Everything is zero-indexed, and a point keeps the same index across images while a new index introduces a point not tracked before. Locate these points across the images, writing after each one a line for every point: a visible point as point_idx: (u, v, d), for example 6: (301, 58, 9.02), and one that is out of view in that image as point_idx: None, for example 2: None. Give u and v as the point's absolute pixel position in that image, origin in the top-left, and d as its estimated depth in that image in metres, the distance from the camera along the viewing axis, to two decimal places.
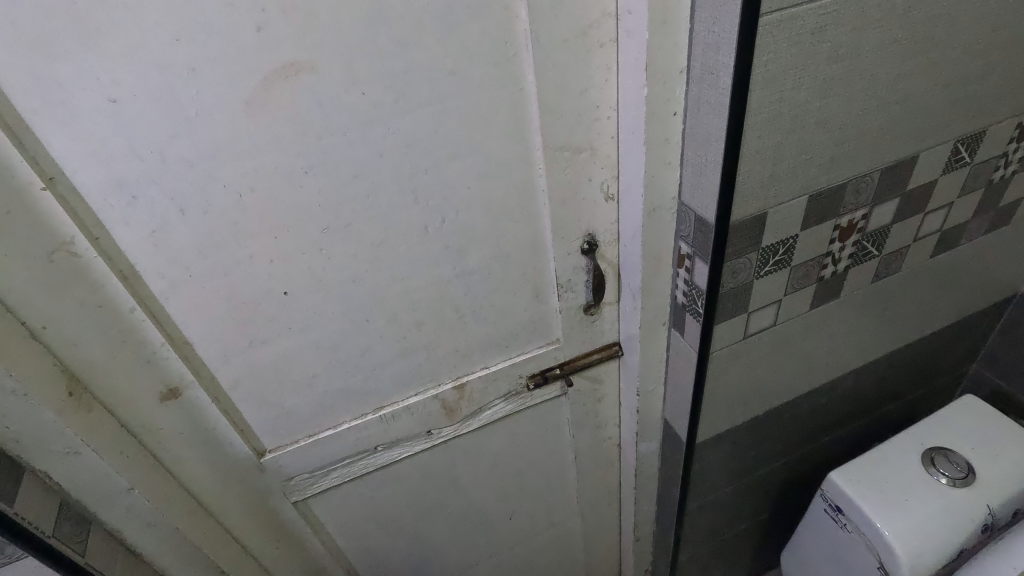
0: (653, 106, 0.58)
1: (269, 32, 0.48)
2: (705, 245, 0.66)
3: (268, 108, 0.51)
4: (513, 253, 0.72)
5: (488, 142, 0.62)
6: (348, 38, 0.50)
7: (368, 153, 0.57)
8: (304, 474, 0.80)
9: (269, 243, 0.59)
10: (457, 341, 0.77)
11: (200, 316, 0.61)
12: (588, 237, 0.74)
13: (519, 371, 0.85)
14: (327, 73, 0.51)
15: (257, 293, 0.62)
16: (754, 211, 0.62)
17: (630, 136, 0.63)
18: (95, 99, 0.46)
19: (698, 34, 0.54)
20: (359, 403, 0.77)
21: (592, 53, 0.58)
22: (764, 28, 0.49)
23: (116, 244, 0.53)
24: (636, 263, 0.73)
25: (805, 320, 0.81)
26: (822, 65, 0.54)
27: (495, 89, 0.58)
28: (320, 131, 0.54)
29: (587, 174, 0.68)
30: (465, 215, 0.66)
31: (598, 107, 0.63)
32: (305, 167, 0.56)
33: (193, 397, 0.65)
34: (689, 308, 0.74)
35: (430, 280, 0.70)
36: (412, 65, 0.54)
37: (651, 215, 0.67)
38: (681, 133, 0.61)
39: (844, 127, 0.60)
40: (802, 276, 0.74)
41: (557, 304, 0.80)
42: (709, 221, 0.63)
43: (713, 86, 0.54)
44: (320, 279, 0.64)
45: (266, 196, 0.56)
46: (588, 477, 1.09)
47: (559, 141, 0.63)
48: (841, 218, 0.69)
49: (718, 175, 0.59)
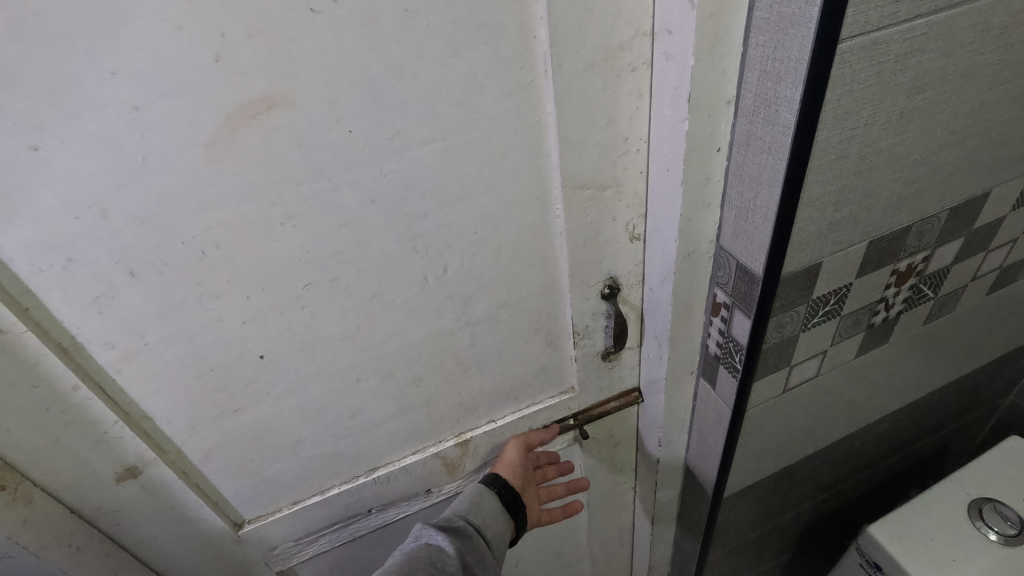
0: (695, 142, 0.49)
1: (232, 62, 0.38)
2: (746, 297, 0.57)
3: (233, 149, 0.42)
4: (524, 299, 0.63)
5: (498, 181, 0.53)
6: (333, 66, 0.41)
7: (358, 197, 0.48)
8: (289, 542, 0.71)
9: (241, 302, 0.50)
10: (461, 395, 0.69)
11: (161, 385, 0.52)
12: (609, 281, 0.65)
13: (529, 423, 0.76)
14: (306, 109, 0.42)
15: (229, 358, 0.53)
16: (808, 261, 0.54)
17: (663, 173, 0.54)
18: (14, 149, 0.37)
19: (754, 59, 0.45)
20: (350, 465, 0.68)
21: (622, 78, 0.49)
22: (841, 56, 0.40)
23: (52, 315, 0.44)
24: (664, 311, 0.64)
25: (849, 370, 0.73)
26: (902, 97, 0.45)
27: (508, 122, 0.49)
28: (300, 175, 0.45)
29: (612, 213, 0.59)
30: (472, 262, 0.57)
31: (627, 140, 0.54)
32: (282, 217, 0.47)
33: (155, 475, 0.56)
34: (724, 361, 0.66)
35: (430, 333, 0.61)
36: (410, 97, 0.45)
37: (685, 261, 0.58)
38: (725, 171, 0.52)
39: (916, 166, 0.51)
40: (851, 324, 0.65)
41: (573, 351, 0.71)
42: (754, 271, 0.55)
43: (770, 121, 0.46)
44: (302, 338, 0.55)
45: (234, 252, 0.47)
46: (602, 523, 1.00)
47: (581, 178, 0.54)
48: (900, 262, 0.61)
49: (770, 223, 0.50)
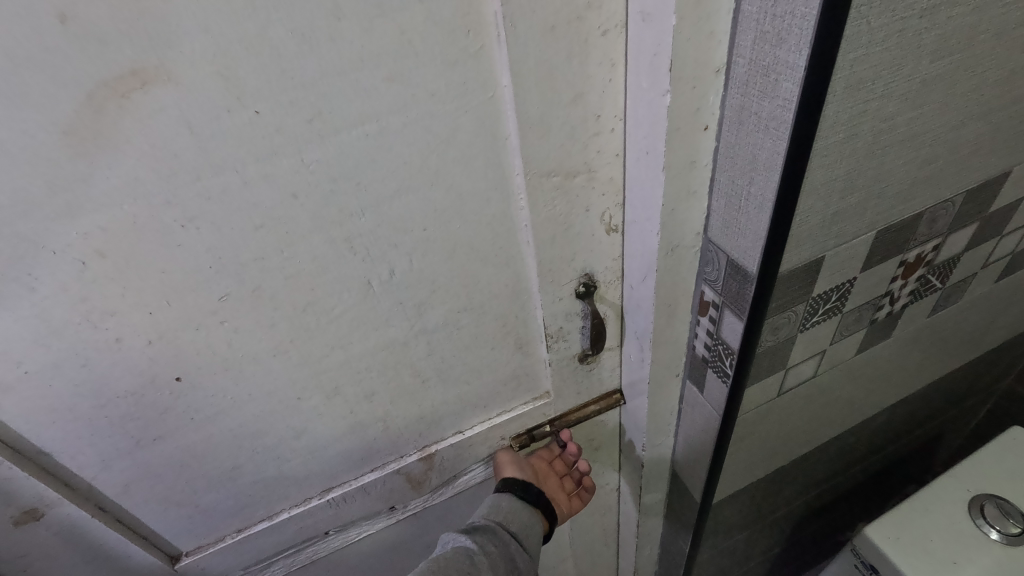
0: (678, 120, 0.42)
1: (84, 25, 0.30)
2: (737, 296, 0.50)
3: (105, 139, 0.34)
4: (487, 301, 0.56)
5: (448, 169, 0.45)
6: (223, 31, 0.33)
7: (276, 193, 0.40)
8: (238, 571, 0.65)
9: (142, 319, 0.42)
10: (421, 408, 0.61)
11: (56, 417, 0.44)
12: (585, 278, 0.57)
13: (501, 433, 0.69)
14: (195, 86, 0.34)
15: (136, 382, 0.45)
16: (809, 257, 0.47)
17: (642, 157, 0.46)
18: None
19: (748, 17, 0.37)
20: (300, 488, 0.61)
21: (590, 44, 0.41)
22: (856, 9, 0.32)
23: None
24: (645, 312, 0.57)
25: (848, 368, 0.67)
26: (924, 62, 0.37)
27: (455, 98, 0.41)
28: (198, 167, 0.37)
29: (584, 203, 0.51)
30: (422, 262, 0.49)
31: (598, 117, 0.46)
32: (181, 218, 0.39)
33: (64, 517, 0.49)
34: (713, 365, 0.59)
35: (379, 345, 0.53)
36: (327, 71, 0.36)
37: (668, 257, 0.51)
38: (713, 153, 0.45)
39: (934, 144, 0.44)
40: (853, 321, 0.59)
41: (545, 356, 0.64)
42: (747, 268, 0.48)
43: (767, 93, 0.38)
44: (226, 356, 0.47)
45: (125, 261, 0.39)
46: (585, 528, 0.94)
47: (546, 164, 0.46)
48: (908, 253, 0.54)
49: (766, 215, 0.43)
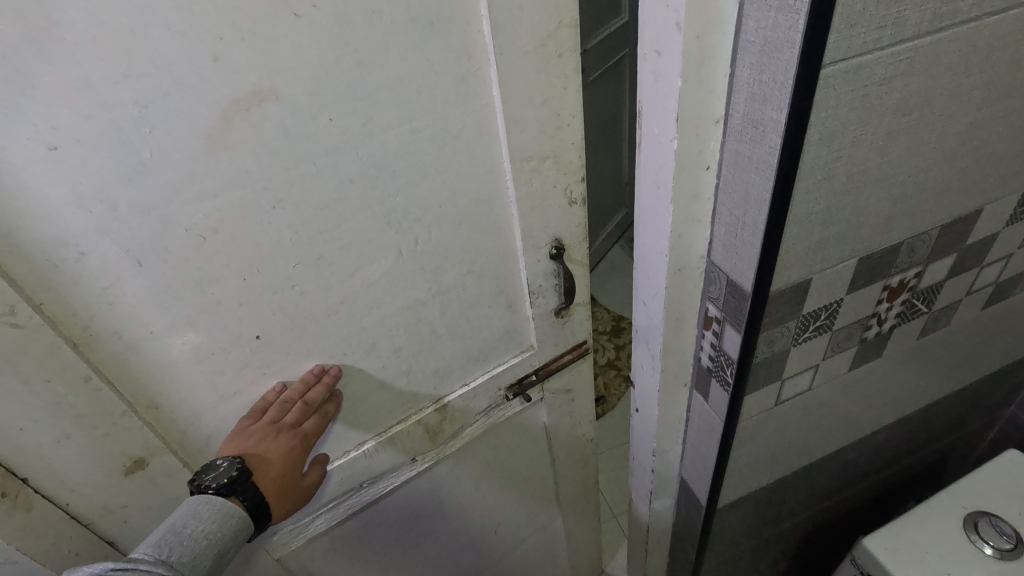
0: (684, 160, 0.50)
1: (228, 63, 0.40)
2: (736, 312, 0.58)
3: (232, 143, 0.44)
4: (486, 267, 0.65)
5: (459, 159, 0.55)
6: (313, 61, 0.43)
7: (337, 180, 0.50)
8: (288, 525, 0.69)
9: (235, 287, 0.51)
10: (435, 363, 0.69)
11: (164, 372, 0.52)
12: (554, 242, 0.67)
13: (497, 385, 0.78)
14: (292, 101, 0.44)
15: (226, 340, 0.53)
16: (797, 278, 0.54)
17: (654, 191, 0.55)
18: (30, 148, 0.37)
19: (740, 81, 0.45)
20: (340, 442, 0.67)
21: (552, 62, 0.53)
22: (824, 80, 0.41)
23: (62, 307, 0.44)
24: (655, 322, 0.65)
25: (842, 383, 0.73)
26: (887, 118, 0.45)
27: (463, 104, 0.52)
28: (286, 161, 0.46)
29: (551, 181, 0.62)
30: (438, 234, 0.59)
31: (560, 116, 0.58)
32: (272, 201, 0.48)
33: (164, 466, 0.55)
34: (716, 374, 0.66)
35: (403, 304, 0.62)
36: (378, 86, 0.47)
37: (676, 275, 0.59)
38: (714, 188, 0.53)
39: (904, 184, 0.51)
40: (844, 338, 0.65)
41: (528, 312, 0.73)
42: (744, 287, 0.55)
43: (757, 142, 0.46)
44: (292, 314, 0.55)
45: (231, 237, 0.48)
46: (570, 485, 1.05)
47: (527, 152, 0.58)
48: (891, 278, 0.61)
49: (758, 240, 0.51)
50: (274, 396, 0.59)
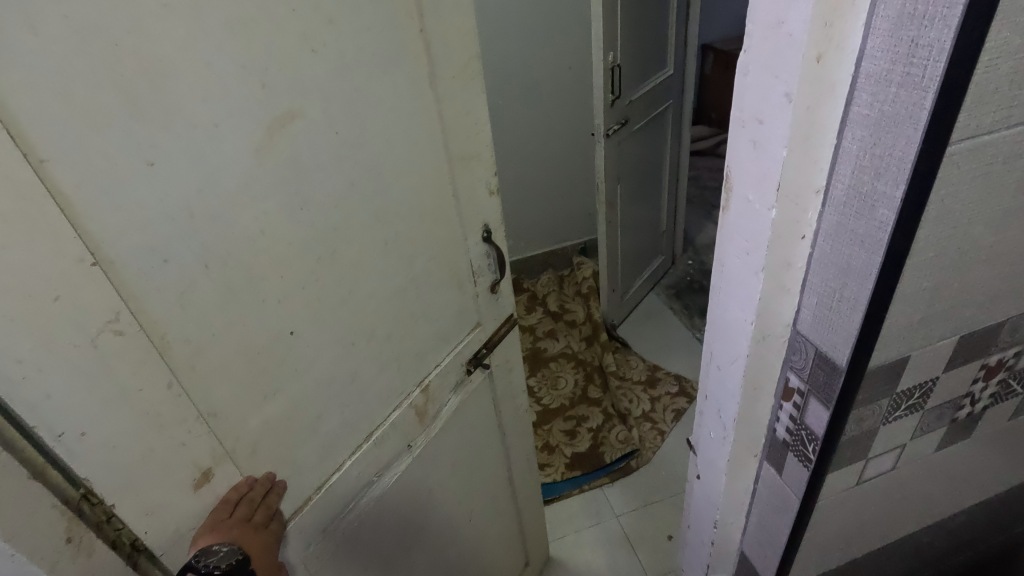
0: (779, 229, 0.48)
1: (273, 88, 0.53)
2: (826, 387, 0.54)
3: (277, 151, 0.55)
4: (440, 253, 0.79)
5: (421, 159, 0.71)
6: (324, 86, 0.57)
7: (342, 182, 0.62)
8: (319, 536, 0.74)
9: (275, 283, 0.59)
10: (413, 343, 0.80)
11: (219, 370, 0.56)
12: (484, 227, 0.86)
13: (459, 359, 0.90)
14: (313, 118, 0.57)
15: (269, 334, 0.60)
16: (896, 355, 0.51)
17: (742, 258, 0.53)
18: (135, 165, 0.45)
19: (848, 153, 0.44)
20: (352, 433, 0.74)
21: (467, 87, 0.75)
22: (947, 159, 0.40)
23: (149, 313, 0.49)
24: (731, 389, 0.62)
25: (927, 464, 0.68)
26: (1006, 197, 0.44)
27: (418, 122, 0.69)
28: (306, 167, 0.58)
29: (477, 177, 0.82)
30: (406, 231, 0.72)
31: (474, 128, 0.79)
32: (301, 203, 0.58)
33: (224, 476, 0.59)
34: (795, 449, 0.62)
35: (390, 291, 0.73)
36: (370, 104, 0.62)
37: (758, 342, 0.56)
38: (806, 257, 0.51)
39: (1016, 264, 0.49)
40: (934, 418, 0.61)
41: (474, 291, 0.89)
42: (837, 361, 0.52)
43: (863, 214, 0.44)
44: (315, 309, 0.64)
45: (274, 238, 0.57)
46: (517, 459, 1.17)
47: (461, 150, 0.78)
48: (990, 358, 0.57)
49: (858, 315, 0.48)
50: (246, 487, 0.62)
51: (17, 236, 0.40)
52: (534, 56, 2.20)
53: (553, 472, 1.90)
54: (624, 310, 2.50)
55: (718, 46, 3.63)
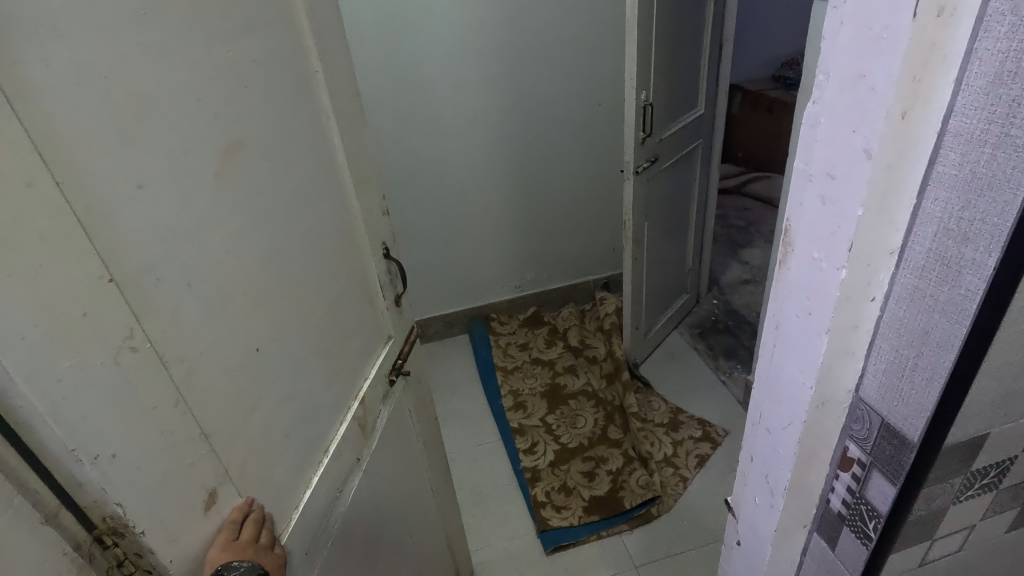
0: (849, 289, 0.45)
1: (227, 119, 0.61)
2: (893, 460, 0.50)
3: (233, 175, 0.62)
4: (353, 270, 0.88)
5: (330, 185, 0.81)
6: (259, 117, 0.66)
7: (280, 204, 0.70)
8: (305, 554, 0.77)
9: (240, 300, 0.64)
10: (347, 357, 0.87)
11: (210, 383, 0.60)
12: (384, 245, 0.97)
13: (383, 370, 0.98)
14: (254, 145, 0.65)
15: (239, 353, 0.65)
16: (975, 432, 0.48)
17: (803, 316, 0.50)
18: (128, 187, 0.50)
19: (929, 215, 0.40)
20: (313, 448, 0.80)
21: (354, 119, 0.86)
22: None
23: (154, 330, 0.53)
24: (782, 455, 0.58)
25: (995, 548, 0.63)
26: None
27: (320, 150, 0.78)
28: (253, 188, 0.65)
29: (372, 200, 0.92)
30: (327, 249, 0.81)
31: (363, 158, 0.89)
32: (252, 224, 0.65)
33: (227, 494, 0.63)
34: (852, 523, 0.57)
35: (324, 306, 0.81)
36: (289, 133, 0.71)
37: (817, 408, 0.52)
38: (874, 321, 0.47)
39: None
40: (1007, 499, 0.57)
41: (385, 305, 0.98)
42: (908, 434, 0.48)
43: (946, 281, 0.41)
44: (271, 324, 0.70)
45: (237, 255, 0.63)
46: (436, 471, 1.24)
47: (359, 176, 0.88)
48: None
49: (937, 387, 0.44)
50: (247, 508, 0.66)
51: (51, 255, 0.43)
52: (563, 92, 2.20)
53: (570, 514, 1.83)
54: (646, 349, 2.44)
55: (746, 85, 3.64)
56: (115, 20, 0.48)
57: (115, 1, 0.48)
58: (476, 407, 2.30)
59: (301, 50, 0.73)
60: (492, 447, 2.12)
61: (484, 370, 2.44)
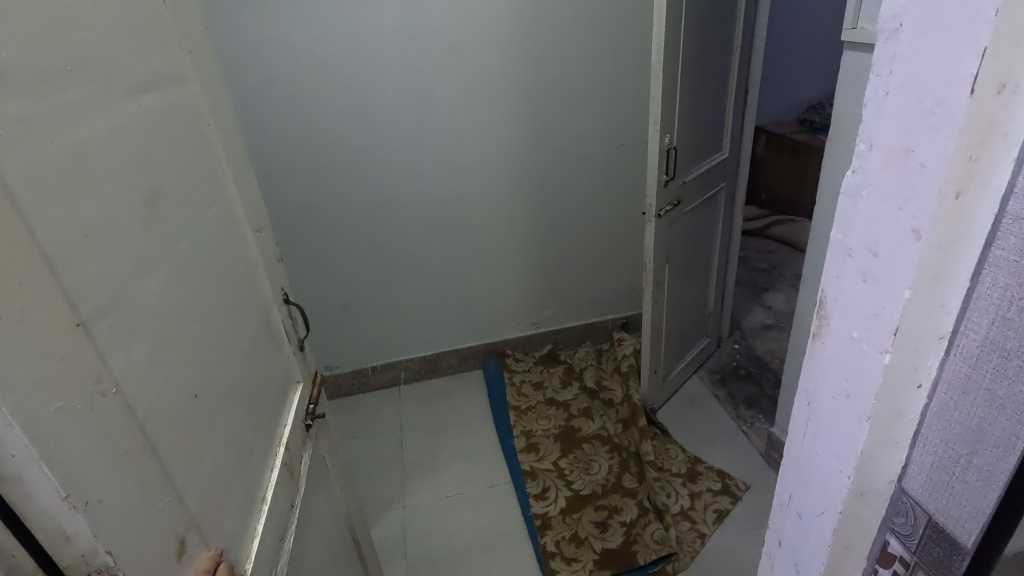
0: (892, 375, 0.42)
1: (147, 168, 0.61)
2: (941, 567, 0.43)
3: (158, 222, 0.62)
4: (260, 317, 0.88)
5: (233, 233, 0.81)
6: (170, 167, 0.66)
7: (198, 249, 0.70)
8: None
9: (177, 348, 0.63)
10: (266, 404, 0.86)
11: (167, 426, 0.59)
12: (284, 292, 0.97)
13: (299, 417, 0.98)
14: (171, 192, 0.65)
15: (182, 396, 0.63)
16: None
17: (842, 394, 0.48)
18: (76, 232, 0.49)
19: (987, 299, 0.35)
20: (255, 496, 0.78)
21: (243, 167, 0.87)
22: None
23: (120, 374, 0.52)
24: (815, 544, 0.55)
25: None
26: None
27: (221, 198, 0.78)
28: (175, 234, 0.65)
29: (268, 249, 0.93)
30: (239, 294, 0.80)
31: (257, 207, 0.90)
32: (178, 269, 0.65)
33: (195, 541, 0.61)
34: None
35: (243, 353, 0.80)
36: (196, 181, 0.72)
37: (857, 497, 0.49)
38: (921, 408, 0.42)
39: None
40: None
41: (291, 352, 0.98)
42: (960, 539, 0.41)
43: (1006, 374, 0.35)
44: (203, 371, 0.68)
45: (169, 298, 0.62)
46: (351, 516, 1.23)
47: (256, 222, 0.88)
48: None
49: (994, 494, 0.38)
50: (218, 558, 0.64)
51: (27, 297, 0.43)
52: (584, 132, 2.21)
53: (580, 568, 1.75)
54: (664, 394, 2.37)
55: (771, 129, 3.63)
56: (49, 71, 0.48)
57: (48, 53, 0.48)
58: (488, 446, 2.25)
59: (195, 105, 0.74)
60: (502, 489, 2.06)
61: (496, 407, 2.40)
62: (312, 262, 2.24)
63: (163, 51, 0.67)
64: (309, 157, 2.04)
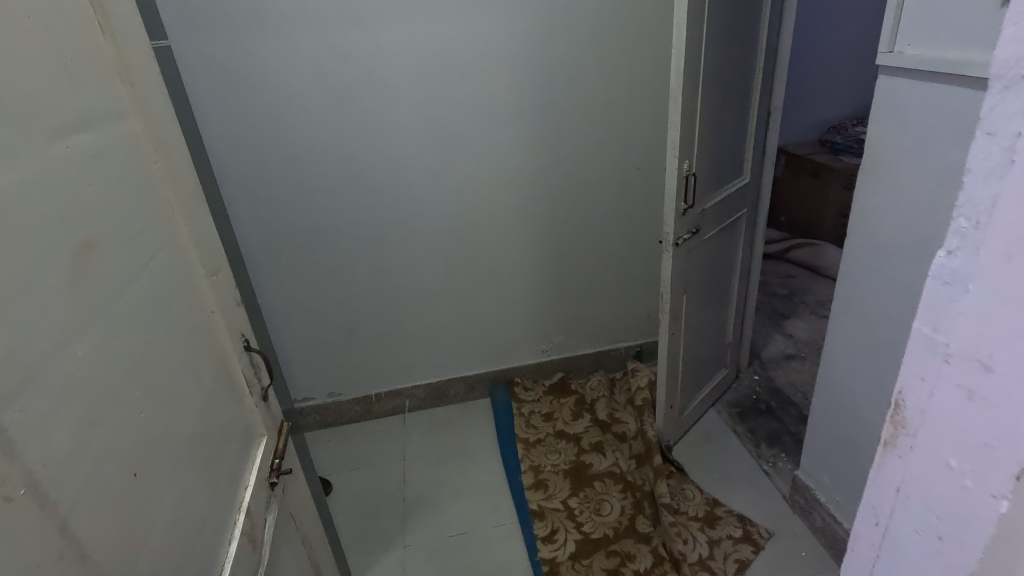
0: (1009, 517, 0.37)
1: (78, 220, 0.55)
2: None
3: (90, 280, 0.56)
4: (216, 370, 0.82)
5: (182, 280, 0.75)
6: (108, 217, 0.60)
7: (141, 306, 0.64)
8: None
9: (113, 424, 0.56)
10: (224, 465, 0.80)
11: (97, 520, 0.52)
12: (244, 338, 0.91)
13: (262, 475, 0.92)
14: (107, 245, 0.60)
15: (119, 478, 0.56)
16: None
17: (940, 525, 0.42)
18: None
19: None
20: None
21: (198, 208, 0.81)
22: None
23: (34, 471, 0.46)
24: None
25: None
26: None
27: (168, 243, 0.73)
28: (111, 292, 0.59)
29: (227, 296, 0.87)
30: (189, 347, 0.75)
31: (213, 251, 0.84)
32: (116, 331, 0.59)
33: None
34: None
35: (194, 412, 0.73)
36: (139, 228, 0.66)
37: None
38: None
39: None
40: None
41: (252, 403, 0.92)
42: None
43: None
44: (145, 443, 0.61)
45: (102, 365, 0.56)
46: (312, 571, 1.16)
47: (209, 266, 0.82)
48: None
49: None
50: None
51: None
52: (598, 155, 2.13)
53: None
54: (680, 429, 2.25)
55: (790, 150, 3.53)
56: None
57: None
58: (493, 482, 2.14)
59: (136, 144, 0.68)
60: (508, 530, 1.95)
61: (504, 439, 2.29)
62: (314, 285, 2.16)
63: (96, 88, 0.61)
64: (312, 179, 1.97)
